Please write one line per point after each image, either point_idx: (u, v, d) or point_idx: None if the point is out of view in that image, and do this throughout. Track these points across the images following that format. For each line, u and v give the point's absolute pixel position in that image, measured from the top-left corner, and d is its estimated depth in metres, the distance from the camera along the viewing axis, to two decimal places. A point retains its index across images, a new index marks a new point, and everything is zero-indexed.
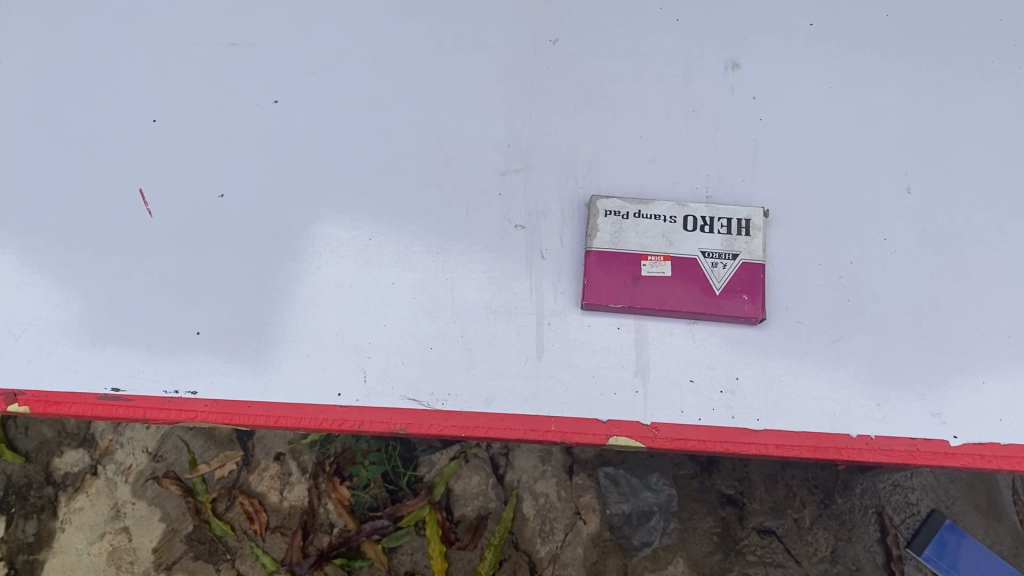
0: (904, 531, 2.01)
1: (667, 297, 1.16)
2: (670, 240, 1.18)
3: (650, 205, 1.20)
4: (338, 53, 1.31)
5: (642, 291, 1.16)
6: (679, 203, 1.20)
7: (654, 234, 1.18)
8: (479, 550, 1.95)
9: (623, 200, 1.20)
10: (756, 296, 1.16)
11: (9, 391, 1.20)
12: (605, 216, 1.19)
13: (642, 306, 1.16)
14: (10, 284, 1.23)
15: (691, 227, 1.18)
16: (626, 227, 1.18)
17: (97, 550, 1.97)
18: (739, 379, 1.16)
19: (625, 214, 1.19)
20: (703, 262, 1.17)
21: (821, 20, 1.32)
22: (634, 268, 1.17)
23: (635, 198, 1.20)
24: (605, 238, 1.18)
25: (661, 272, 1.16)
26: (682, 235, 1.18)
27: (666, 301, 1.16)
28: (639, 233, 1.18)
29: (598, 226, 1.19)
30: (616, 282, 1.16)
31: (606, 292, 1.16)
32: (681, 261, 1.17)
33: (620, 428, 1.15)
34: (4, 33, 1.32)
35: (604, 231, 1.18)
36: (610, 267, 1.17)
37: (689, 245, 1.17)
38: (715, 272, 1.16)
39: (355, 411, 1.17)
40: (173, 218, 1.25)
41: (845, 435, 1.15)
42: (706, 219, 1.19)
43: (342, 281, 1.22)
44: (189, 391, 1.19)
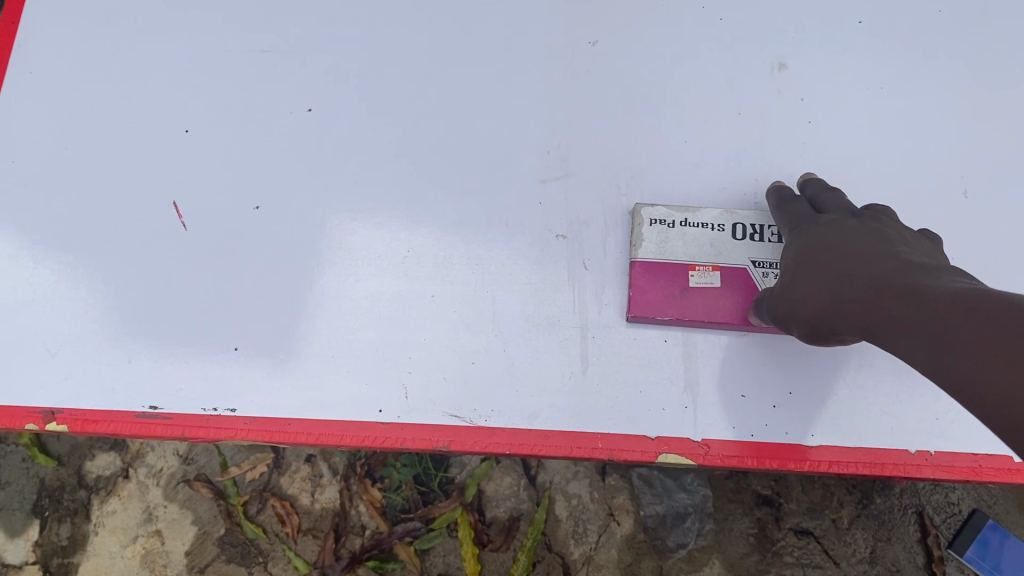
0: (945, 531, 1.96)
1: (716, 308, 1.13)
2: (719, 250, 1.15)
3: (697, 213, 1.16)
4: (374, 60, 1.28)
5: (691, 303, 1.13)
6: (727, 211, 1.16)
7: (702, 243, 1.15)
8: (512, 552, 1.93)
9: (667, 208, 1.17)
10: None
11: (46, 409, 1.17)
12: (650, 224, 1.16)
13: (690, 319, 1.13)
14: (45, 300, 1.21)
15: (741, 235, 1.15)
16: (672, 237, 1.15)
17: (131, 553, 1.98)
18: (792, 394, 1.13)
19: (671, 222, 1.15)
20: (754, 272, 1.14)
21: (870, 16, 1.27)
22: (681, 279, 1.14)
23: (681, 206, 1.17)
24: (650, 247, 1.15)
25: (710, 282, 1.14)
26: (730, 244, 1.15)
27: (714, 313, 1.13)
28: (686, 243, 1.15)
29: (644, 236, 1.15)
30: (661, 293, 1.14)
31: (653, 304, 1.13)
32: (730, 271, 1.14)
33: (669, 445, 1.12)
34: (32, 44, 1.29)
35: (649, 240, 1.15)
36: (656, 280, 1.14)
37: (738, 256, 1.14)
38: (768, 282, 1.13)
39: (397, 428, 1.15)
40: (208, 232, 1.22)
41: (904, 451, 1.12)
42: (756, 227, 1.15)
43: (381, 294, 1.19)
44: (227, 408, 1.17)
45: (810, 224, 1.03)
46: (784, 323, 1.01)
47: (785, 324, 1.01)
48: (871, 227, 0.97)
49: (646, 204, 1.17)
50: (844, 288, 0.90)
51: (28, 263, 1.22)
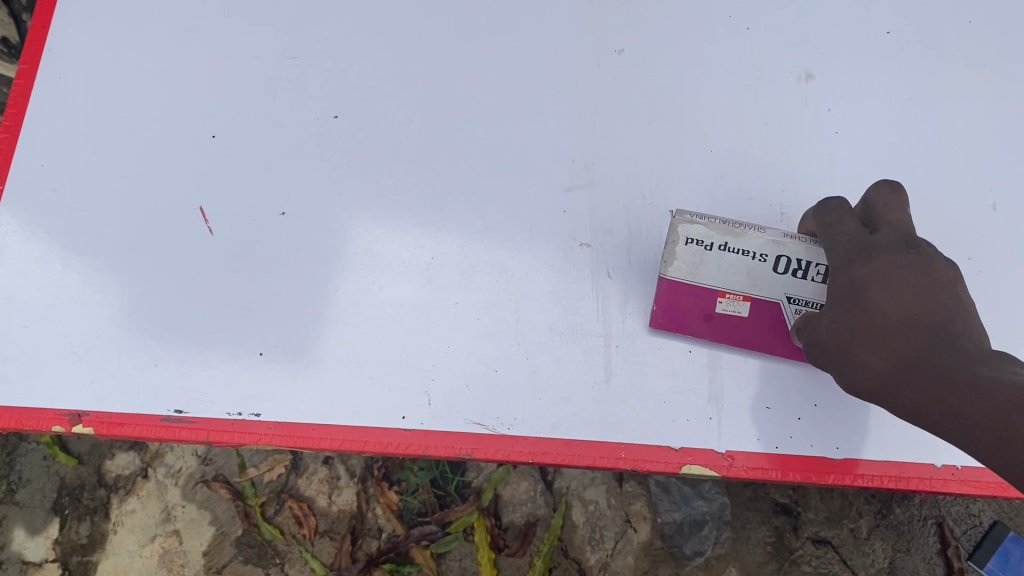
0: (966, 543, 1.94)
1: (739, 335, 1.13)
2: (753, 282, 1.09)
3: (740, 238, 1.07)
4: (400, 67, 1.29)
5: (716, 326, 1.13)
6: (773, 240, 1.07)
7: (738, 272, 1.09)
8: (528, 557, 1.93)
9: (709, 226, 1.07)
10: None
11: (73, 412, 1.18)
12: (685, 244, 1.08)
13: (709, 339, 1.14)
14: (72, 303, 1.22)
15: (781, 270, 1.07)
16: (707, 261, 1.08)
17: (149, 553, 1.97)
18: (818, 407, 1.13)
19: (709, 245, 1.08)
20: (786, 308, 1.10)
21: (898, 27, 1.27)
22: (709, 302, 1.12)
23: (724, 226, 1.07)
24: (682, 268, 1.09)
25: (737, 312, 1.11)
26: (767, 278, 1.09)
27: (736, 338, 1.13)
28: (720, 270, 1.09)
29: (677, 256, 1.08)
30: (686, 312, 1.13)
31: (673, 321, 1.13)
32: (763, 303, 1.10)
33: (694, 456, 1.11)
34: (62, 49, 1.30)
35: (682, 261, 1.09)
36: (682, 301, 1.12)
37: (772, 290, 1.09)
38: (799, 319, 1.10)
39: (421, 435, 1.15)
40: (234, 237, 1.23)
41: (929, 464, 1.12)
42: (802, 261, 1.07)
43: (405, 301, 1.20)
44: (252, 413, 1.17)
45: (864, 251, 0.93)
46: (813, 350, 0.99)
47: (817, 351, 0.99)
48: (929, 271, 0.89)
49: (687, 219, 1.07)
50: (910, 357, 0.85)
51: (57, 266, 1.23)
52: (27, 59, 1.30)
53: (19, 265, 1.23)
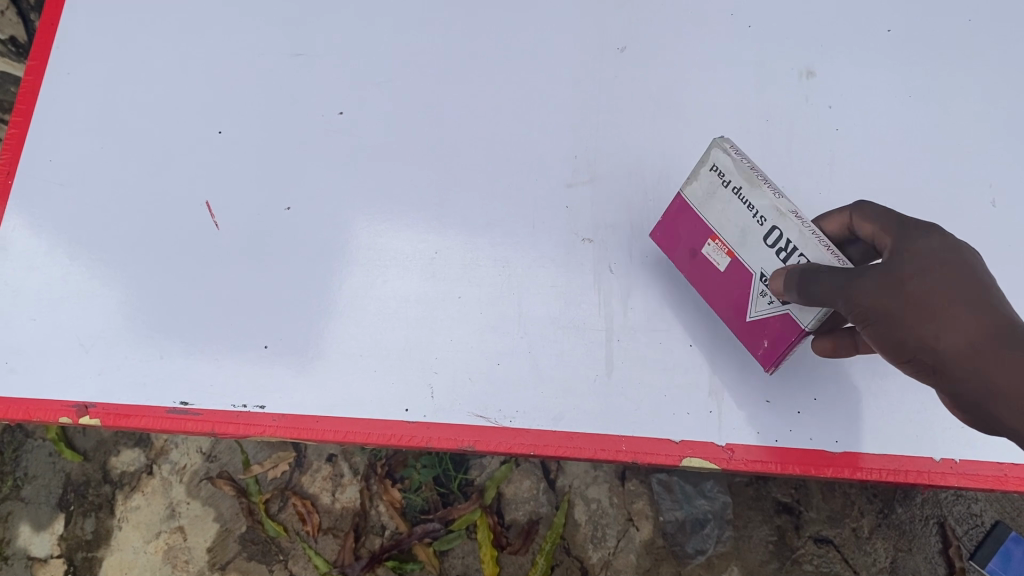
0: (967, 543, 1.95)
1: (716, 280, 1.09)
2: (745, 240, 1.00)
3: (750, 188, 0.96)
4: (405, 64, 1.30)
5: (698, 267, 1.11)
6: (778, 210, 0.93)
7: (735, 221, 1.00)
8: (530, 555, 1.93)
9: (732, 163, 0.97)
10: (774, 351, 1.05)
11: (79, 403, 1.19)
12: (710, 167, 1.01)
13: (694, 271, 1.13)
14: (80, 296, 1.23)
15: (770, 243, 0.96)
16: (717, 195, 1.01)
17: (154, 549, 1.98)
18: (817, 401, 1.14)
19: (726, 181, 0.99)
20: (755, 285, 1.02)
21: (898, 26, 1.28)
22: (699, 242, 1.09)
23: (747, 170, 0.96)
24: (698, 191, 1.04)
25: (719, 261, 1.06)
26: (756, 242, 0.99)
27: (715, 281, 1.10)
28: (723, 212, 1.01)
29: (699, 174, 1.03)
30: (679, 238, 1.12)
31: (672, 237, 1.13)
32: (739, 269, 1.04)
33: (694, 449, 1.12)
34: (71, 46, 1.32)
35: (699, 184, 1.03)
36: (686, 225, 1.09)
37: (754, 257, 1.00)
38: (758, 301, 1.02)
39: (424, 427, 1.15)
40: (239, 231, 1.24)
41: (929, 458, 1.13)
42: (790, 245, 0.94)
43: (409, 295, 1.21)
44: (257, 405, 1.19)
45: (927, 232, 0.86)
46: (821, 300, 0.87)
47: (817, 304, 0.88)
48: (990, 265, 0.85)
49: (717, 143, 0.98)
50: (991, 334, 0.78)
51: (64, 260, 1.24)
52: (36, 55, 1.31)
53: (28, 258, 1.24)
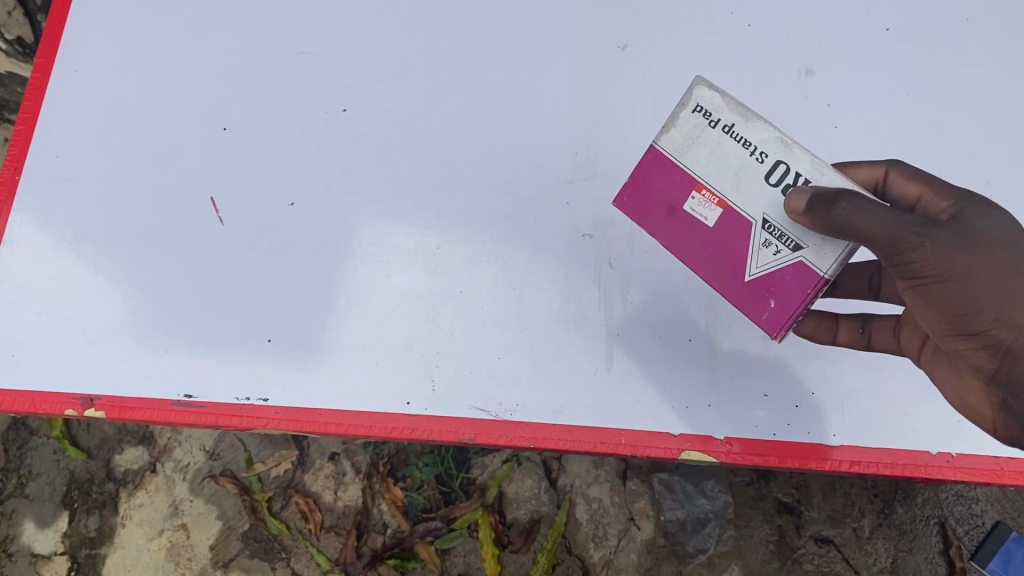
0: (967, 543, 1.95)
1: (699, 239, 1.03)
2: (739, 184, 0.98)
3: (749, 124, 0.97)
4: (408, 62, 1.31)
5: (673, 227, 1.04)
6: (784, 141, 0.95)
7: (725, 165, 0.98)
8: (532, 554, 1.93)
9: (725, 100, 0.98)
10: (783, 309, 0.99)
11: (85, 396, 1.21)
12: (693, 110, 0.99)
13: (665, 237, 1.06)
14: (86, 290, 1.25)
15: (774, 181, 0.96)
16: (703, 138, 0.99)
17: (157, 546, 1.98)
18: (815, 394, 1.17)
19: (714, 120, 0.98)
20: (755, 236, 0.98)
21: (897, 24, 1.29)
22: (679, 197, 1.02)
23: (740, 106, 0.97)
24: (678, 136, 1.00)
25: (704, 217, 1.01)
26: (753, 181, 0.97)
27: (694, 242, 1.03)
28: (709, 155, 0.98)
29: (679, 118, 1.00)
30: (648, 198, 1.05)
31: (637, 198, 1.06)
32: (733, 220, 0.99)
33: (692, 442, 1.15)
34: (77, 44, 1.34)
35: (681, 129, 1.00)
36: (660, 181, 1.03)
37: (752, 202, 0.97)
38: (761, 254, 0.98)
39: (425, 420, 1.17)
40: (243, 226, 1.26)
41: (925, 452, 1.16)
42: (798, 176, 0.94)
43: (411, 290, 1.22)
44: (260, 398, 1.20)
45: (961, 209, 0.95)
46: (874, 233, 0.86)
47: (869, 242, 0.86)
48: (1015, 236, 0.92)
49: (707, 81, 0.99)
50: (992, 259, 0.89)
51: (70, 254, 1.26)
52: (44, 53, 1.33)
53: (34, 253, 1.26)
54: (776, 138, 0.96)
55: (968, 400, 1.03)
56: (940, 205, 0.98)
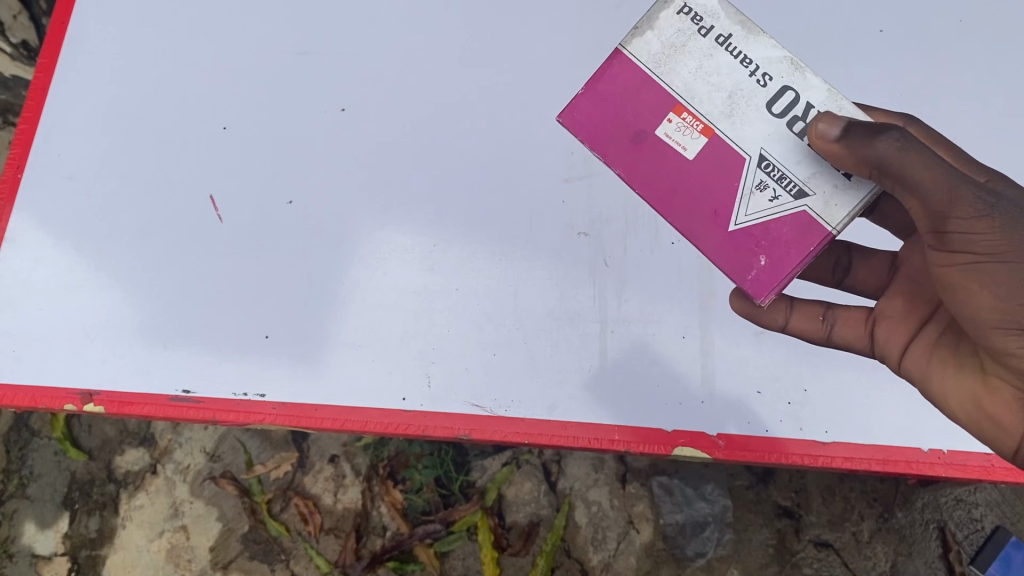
0: (967, 547, 1.94)
1: (669, 173, 1.02)
2: (731, 110, 0.98)
3: (748, 41, 0.99)
4: (406, 61, 1.32)
5: (642, 157, 1.02)
6: (792, 63, 0.98)
7: (716, 83, 0.99)
8: (531, 557, 1.92)
9: (724, 6, 1.00)
10: (772, 261, 0.99)
11: (84, 391, 1.22)
12: (677, 13, 1.00)
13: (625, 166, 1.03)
14: (86, 286, 1.26)
15: (778, 110, 0.97)
16: (688, 46, 1.00)
17: (157, 548, 1.96)
18: (808, 391, 1.19)
19: (704, 28, 1.00)
20: (749, 177, 0.98)
21: (892, 25, 1.30)
22: (653, 120, 1.01)
23: (741, 22, 0.99)
24: (659, 42, 1.01)
25: (682, 148, 1.01)
26: (748, 106, 0.98)
27: (662, 175, 1.02)
28: (695, 70, 1.00)
29: (662, 19, 1.01)
30: (615, 123, 1.03)
31: (595, 117, 1.04)
32: (720, 155, 0.99)
33: (685, 437, 1.17)
34: (79, 44, 1.35)
35: (665, 34, 1.01)
36: (631, 104, 1.02)
37: (745, 131, 0.98)
38: (753, 199, 0.99)
39: (421, 416, 1.19)
40: (241, 223, 1.27)
41: (917, 448, 1.17)
42: (807, 106, 0.97)
43: (407, 286, 1.23)
44: (257, 393, 1.21)
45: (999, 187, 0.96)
46: (929, 185, 0.85)
47: (922, 194, 0.86)
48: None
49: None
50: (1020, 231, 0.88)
51: (71, 251, 1.27)
52: (47, 52, 1.35)
53: (36, 250, 1.27)
54: (781, 59, 0.98)
55: (990, 410, 0.98)
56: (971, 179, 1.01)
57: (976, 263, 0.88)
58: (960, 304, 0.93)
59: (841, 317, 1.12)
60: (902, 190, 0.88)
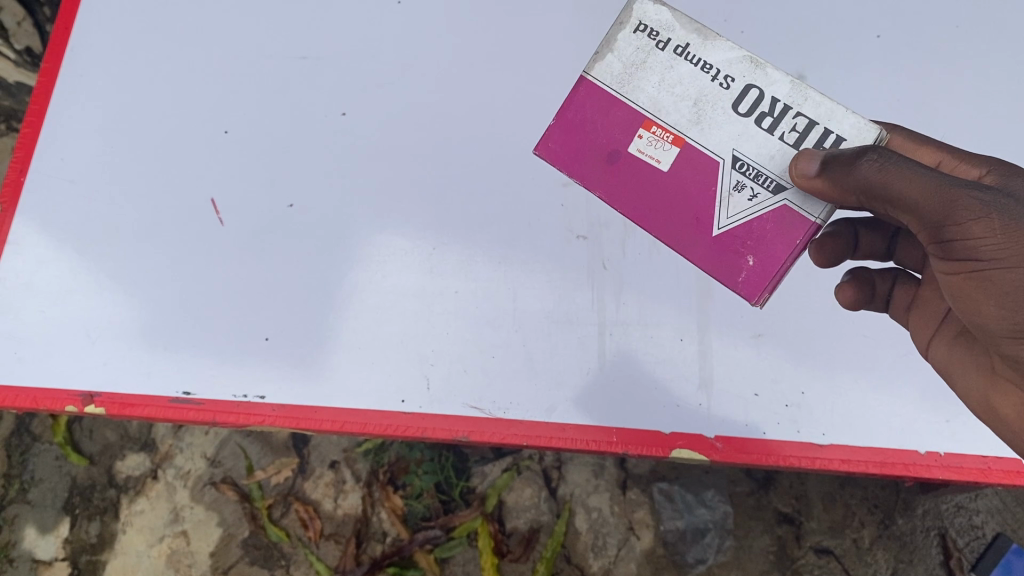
0: (968, 555, 1.93)
1: (646, 187, 1.06)
2: (699, 117, 1.02)
3: (705, 47, 1.03)
4: (406, 65, 1.33)
5: (619, 174, 1.07)
6: (752, 61, 1.02)
7: (682, 92, 1.03)
8: (531, 563, 1.91)
9: (679, 17, 1.04)
10: (760, 261, 1.02)
11: (86, 393, 1.22)
12: (636, 31, 1.05)
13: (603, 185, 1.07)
14: (87, 288, 1.26)
15: (744, 109, 1.01)
16: (651, 61, 1.04)
17: (157, 553, 1.95)
18: (806, 394, 1.19)
19: (662, 42, 1.04)
20: (726, 178, 1.02)
21: (888, 31, 1.31)
22: (622, 139, 1.06)
23: (695, 29, 1.04)
24: (623, 61, 1.05)
25: (656, 160, 1.05)
26: (715, 110, 1.02)
27: (641, 189, 1.06)
28: (659, 83, 1.04)
29: (622, 40, 1.05)
30: (587, 145, 1.08)
31: (564, 143, 1.09)
32: (695, 161, 1.03)
33: (683, 440, 1.17)
34: (83, 49, 1.36)
35: (626, 52, 1.05)
36: (602, 123, 1.06)
37: (713, 135, 1.02)
38: (732, 201, 1.02)
39: (420, 418, 1.19)
40: (242, 226, 1.28)
41: (914, 451, 1.17)
42: (772, 100, 1.01)
43: (406, 289, 1.24)
44: (257, 395, 1.21)
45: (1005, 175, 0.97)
46: (915, 195, 0.86)
47: (912, 206, 0.86)
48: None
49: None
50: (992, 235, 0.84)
51: (73, 254, 1.28)
52: (50, 58, 1.36)
53: (38, 253, 1.28)
54: (740, 60, 1.02)
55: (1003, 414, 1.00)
56: (970, 172, 1.01)
57: (978, 269, 0.87)
58: (965, 308, 0.92)
59: (897, 294, 1.15)
60: (889, 207, 0.89)
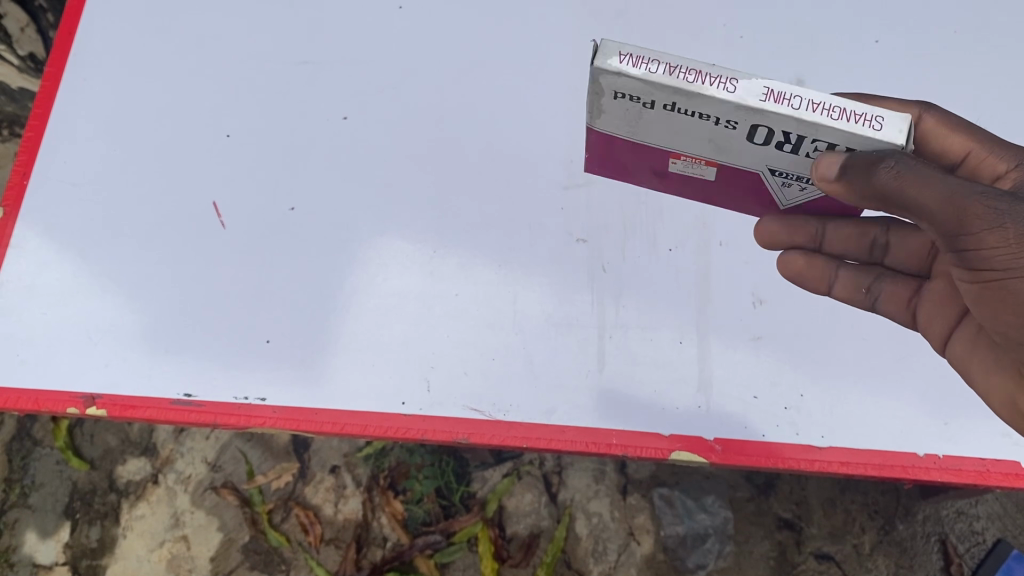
0: (969, 561, 1.93)
1: (701, 186, 1.13)
2: (720, 145, 0.97)
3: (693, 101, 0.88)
4: (407, 70, 1.34)
5: (672, 180, 1.14)
6: (745, 109, 0.86)
7: (691, 133, 0.96)
8: (531, 568, 1.91)
9: (649, 79, 0.86)
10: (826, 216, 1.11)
11: (88, 395, 1.22)
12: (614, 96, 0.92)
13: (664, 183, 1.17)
14: (89, 291, 1.27)
15: (759, 140, 0.92)
16: (643, 115, 0.95)
17: (157, 558, 1.95)
18: (804, 397, 1.19)
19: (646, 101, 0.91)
20: (773, 180, 1.03)
21: (886, 36, 1.32)
22: (659, 165, 1.09)
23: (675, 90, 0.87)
24: (617, 118, 0.97)
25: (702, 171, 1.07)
26: (732, 141, 0.95)
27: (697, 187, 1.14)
28: (666, 129, 0.96)
29: (607, 105, 0.94)
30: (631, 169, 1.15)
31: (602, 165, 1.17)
32: (736, 173, 1.04)
33: (682, 442, 1.17)
34: (86, 55, 1.38)
35: (616, 112, 0.96)
36: (635, 155, 1.08)
37: (742, 157, 0.98)
38: (788, 192, 1.05)
39: (419, 420, 1.19)
40: (244, 230, 1.28)
41: (912, 453, 1.17)
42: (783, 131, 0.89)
43: (407, 292, 1.24)
44: (258, 397, 1.21)
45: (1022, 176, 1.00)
46: (929, 203, 0.84)
47: (928, 216, 0.84)
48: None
49: (615, 69, 0.85)
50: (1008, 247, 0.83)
51: (75, 257, 1.28)
52: (54, 62, 1.37)
53: (40, 256, 1.28)
54: (735, 107, 0.87)
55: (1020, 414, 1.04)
56: (997, 167, 1.03)
57: (997, 278, 0.87)
58: (986, 311, 0.94)
59: (885, 291, 1.18)
60: (906, 212, 0.86)
